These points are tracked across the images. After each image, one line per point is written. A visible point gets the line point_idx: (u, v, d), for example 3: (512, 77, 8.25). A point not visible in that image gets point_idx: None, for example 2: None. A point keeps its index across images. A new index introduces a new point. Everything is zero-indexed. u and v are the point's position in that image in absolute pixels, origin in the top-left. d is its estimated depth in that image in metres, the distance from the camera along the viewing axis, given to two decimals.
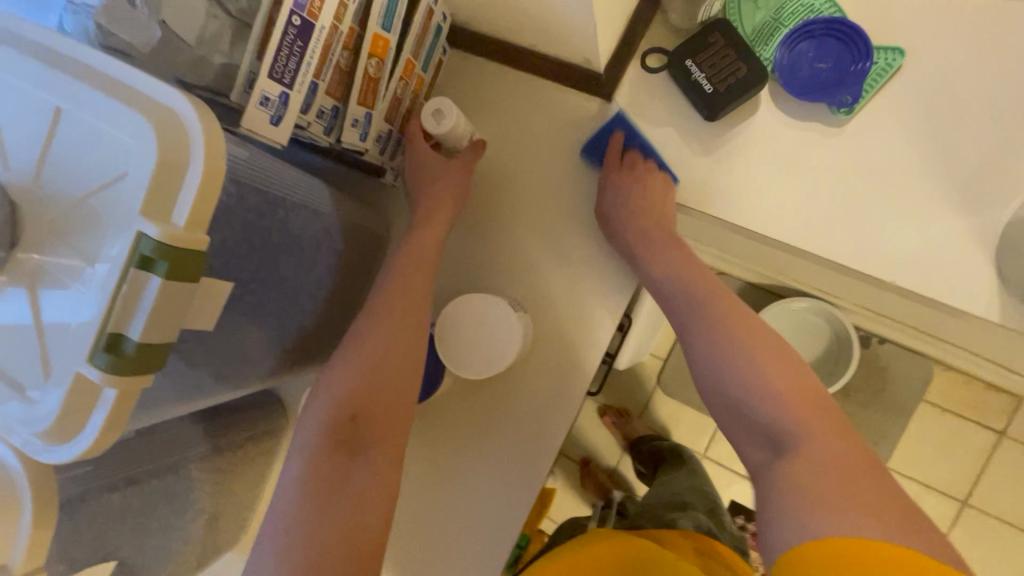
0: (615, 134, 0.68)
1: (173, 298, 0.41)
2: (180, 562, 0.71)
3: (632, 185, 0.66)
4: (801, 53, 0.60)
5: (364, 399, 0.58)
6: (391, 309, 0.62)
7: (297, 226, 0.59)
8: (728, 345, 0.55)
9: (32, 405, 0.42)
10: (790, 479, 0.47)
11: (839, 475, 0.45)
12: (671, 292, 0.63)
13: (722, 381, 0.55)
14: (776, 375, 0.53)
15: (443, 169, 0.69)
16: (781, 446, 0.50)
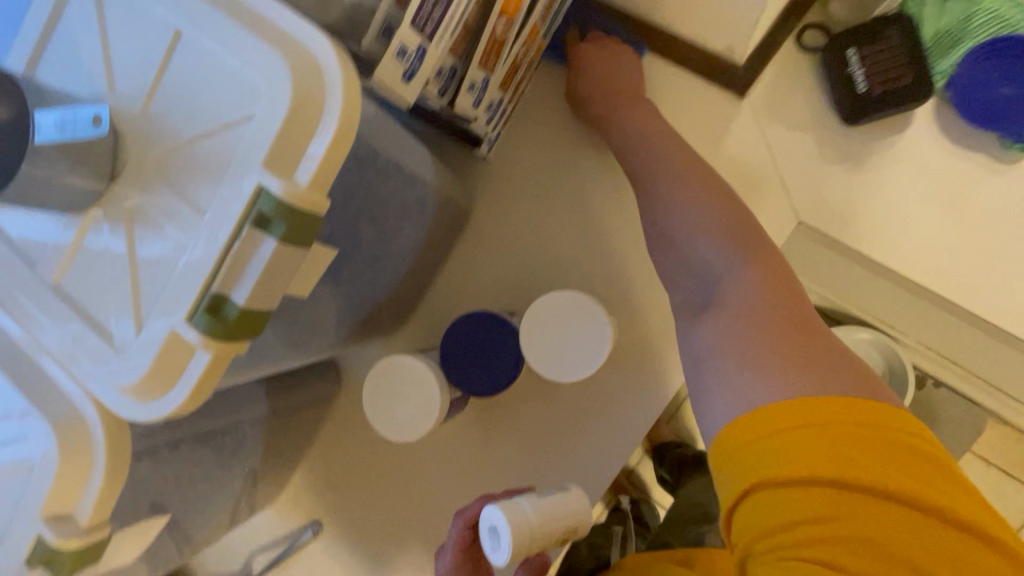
0: (587, 36, 0.63)
1: (284, 264, 0.37)
2: (219, 514, 0.70)
3: (606, 59, 0.60)
4: (986, 73, 0.53)
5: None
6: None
7: (394, 192, 0.54)
8: (700, 219, 0.52)
9: (120, 357, 0.38)
10: (718, 337, 0.46)
11: (760, 329, 0.44)
12: (634, 155, 0.58)
13: (675, 239, 0.53)
14: (761, 271, 0.48)
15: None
16: (705, 311, 0.49)
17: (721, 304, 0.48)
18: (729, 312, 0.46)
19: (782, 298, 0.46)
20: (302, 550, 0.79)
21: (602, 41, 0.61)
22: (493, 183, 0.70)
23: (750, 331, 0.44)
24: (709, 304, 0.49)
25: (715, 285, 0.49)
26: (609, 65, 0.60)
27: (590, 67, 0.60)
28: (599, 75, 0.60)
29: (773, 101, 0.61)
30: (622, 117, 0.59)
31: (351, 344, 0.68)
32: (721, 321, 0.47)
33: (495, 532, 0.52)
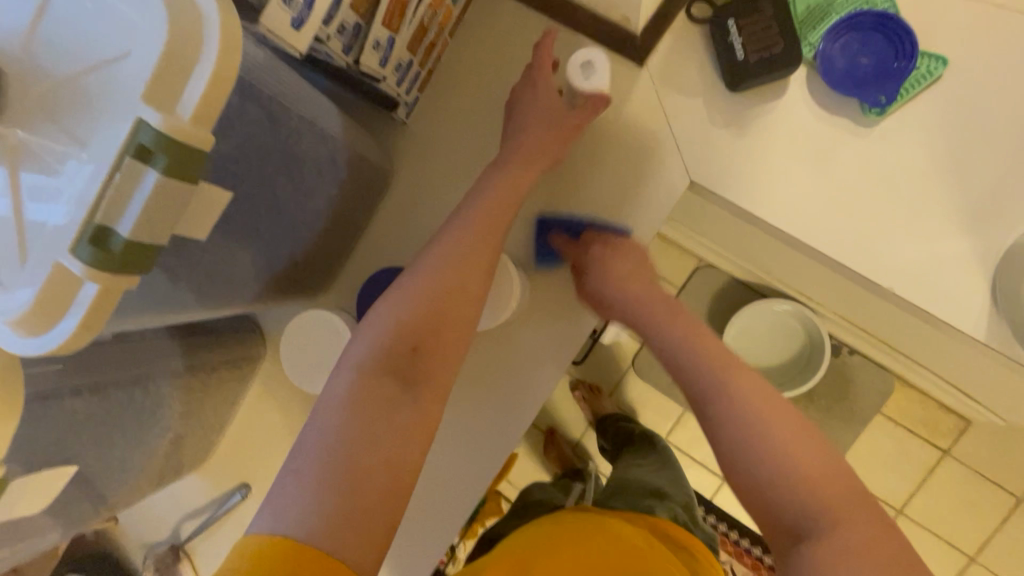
0: (553, 233, 0.69)
1: (171, 196, 0.38)
2: (140, 476, 0.70)
3: (620, 254, 0.64)
4: (845, 44, 0.60)
5: (455, 276, 0.58)
6: (488, 217, 0.61)
7: (302, 148, 0.56)
8: (771, 427, 0.50)
9: (5, 291, 0.39)
10: (821, 570, 0.44)
11: (863, 551, 0.45)
12: (687, 360, 0.57)
13: (756, 458, 0.49)
14: (815, 465, 0.49)
15: (555, 120, 0.63)
16: (808, 533, 0.47)
17: (826, 533, 0.46)
18: (838, 555, 0.44)
19: (865, 522, 0.46)
20: (230, 513, 0.79)
21: (599, 246, 0.65)
22: (413, 148, 0.73)
23: (856, 561, 0.44)
24: (802, 533, 0.47)
25: (815, 519, 0.47)
26: (630, 263, 0.64)
27: (606, 279, 0.63)
28: (617, 264, 0.63)
29: (669, 69, 0.66)
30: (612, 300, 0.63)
31: (273, 301, 0.70)
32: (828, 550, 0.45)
33: (588, 63, 0.63)
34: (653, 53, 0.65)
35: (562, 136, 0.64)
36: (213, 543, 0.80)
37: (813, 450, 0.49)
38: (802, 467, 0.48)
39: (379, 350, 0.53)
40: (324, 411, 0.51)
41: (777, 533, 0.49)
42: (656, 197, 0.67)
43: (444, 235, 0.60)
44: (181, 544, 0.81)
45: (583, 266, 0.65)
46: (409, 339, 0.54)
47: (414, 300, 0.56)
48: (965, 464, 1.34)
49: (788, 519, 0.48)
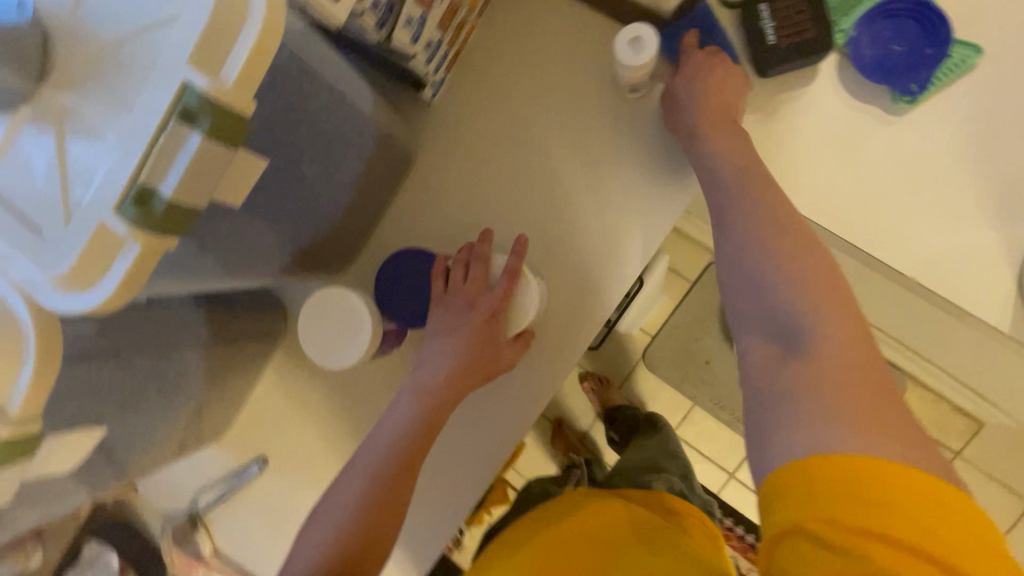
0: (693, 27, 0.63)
1: (212, 160, 0.39)
2: (161, 444, 0.71)
3: (719, 74, 0.60)
4: (878, 31, 0.60)
5: (458, 384, 0.65)
6: (489, 328, 0.66)
7: (332, 122, 0.56)
8: (784, 265, 0.50)
9: (48, 248, 0.40)
10: (801, 381, 0.44)
11: (853, 383, 0.43)
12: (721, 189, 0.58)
13: (759, 285, 0.50)
14: (814, 279, 0.48)
15: (478, 294, 0.66)
16: (795, 353, 0.46)
17: (812, 354, 0.45)
18: (820, 374, 0.44)
19: (863, 365, 0.44)
20: (247, 486, 0.81)
21: (707, 57, 0.61)
22: (437, 129, 0.73)
23: (832, 383, 0.43)
24: (796, 349, 0.46)
25: (808, 340, 0.46)
26: (715, 84, 0.60)
27: (701, 89, 0.60)
28: (709, 89, 0.60)
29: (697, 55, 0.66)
30: (692, 119, 0.61)
31: (296, 278, 0.71)
32: (812, 381, 0.44)
33: (637, 41, 0.59)
34: (682, 38, 0.65)
35: (494, 325, 0.66)
36: (230, 516, 0.82)
37: (815, 262, 0.49)
38: (802, 289, 0.48)
39: (394, 450, 0.62)
40: (351, 482, 0.62)
41: (765, 350, 0.48)
42: (680, 184, 0.67)
43: (410, 382, 0.66)
44: (198, 514, 0.82)
45: (682, 69, 0.63)
46: (412, 452, 0.62)
47: (427, 399, 0.64)
48: (976, 467, 1.33)
49: (781, 338, 0.48)
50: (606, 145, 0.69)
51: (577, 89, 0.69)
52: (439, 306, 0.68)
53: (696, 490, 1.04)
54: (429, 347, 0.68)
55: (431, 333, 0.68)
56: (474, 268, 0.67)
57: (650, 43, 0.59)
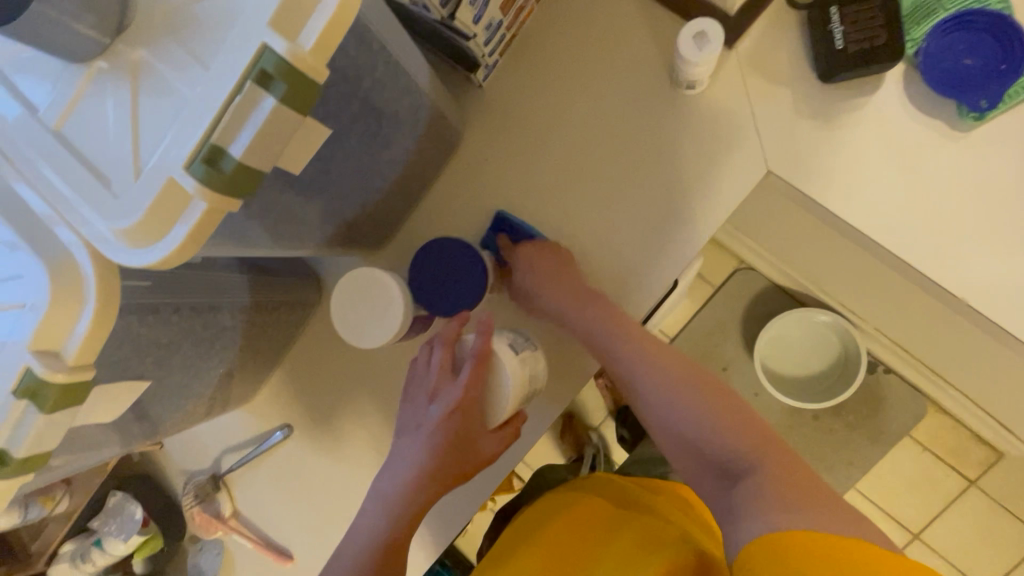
0: (501, 232, 0.72)
1: (283, 125, 0.39)
2: (193, 403, 0.73)
3: (543, 252, 0.68)
4: (952, 43, 0.58)
5: (433, 476, 0.66)
6: (458, 420, 0.64)
7: (388, 97, 0.56)
8: (699, 406, 0.58)
9: (116, 200, 0.40)
10: (749, 497, 0.49)
11: (783, 480, 0.50)
12: (643, 380, 0.62)
13: (698, 438, 0.57)
14: (717, 401, 0.58)
15: (448, 389, 0.64)
16: (738, 476, 0.53)
17: (748, 472, 0.52)
18: (759, 482, 0.50)
19: (790, 464, 0.52)
20: (269, 452, 0.82)
21: (531, 246, 0.69)
22: (484, 113, 0.73)
23: (772, 486, 0.49)
24: (731, 473, 0.54)
25: (742, 465, 0.53)
26: (557, 259, 0.68)
27: (540, 290, 0.67)
28: (546, 282, 0.67)
29: (758, 55, 0.64)
30: (563, 312, 0.66)
31: (334, 251, 0.71)
32: (755, 491, 0.49)
33: (701, 37, 0.58)
34: (744, 37, 0.64)
35: (465, 420, 0.64)
36: (252, 479, 0.83)
37: (728, 407, 0.58)
38: (721, 425, 0.56)
39: (379, 537, 0.66)
40: (343, 559, 0.67)
41: (713, 484, 0.55)
42: (728, 186, 0.66)
43: (388, 469, 0.68)
44: (220, 475, 0.84)
45: (516, 264, 0.69)
46: (396, 539, 0.66)
47: (405, 491, 0.66)
48: (990, 497, 1.31)
49: (721, 471, 0.55)
50: (655, 140, 0.68)
51: (630, 81, 0.68)
52: (413, 394, 0.68)
53: None
54: (405, 436, 0.68)
55: (405, 421, 0.69)
56: (444, 360, 0.66)
57: (715, 40, 0.58)
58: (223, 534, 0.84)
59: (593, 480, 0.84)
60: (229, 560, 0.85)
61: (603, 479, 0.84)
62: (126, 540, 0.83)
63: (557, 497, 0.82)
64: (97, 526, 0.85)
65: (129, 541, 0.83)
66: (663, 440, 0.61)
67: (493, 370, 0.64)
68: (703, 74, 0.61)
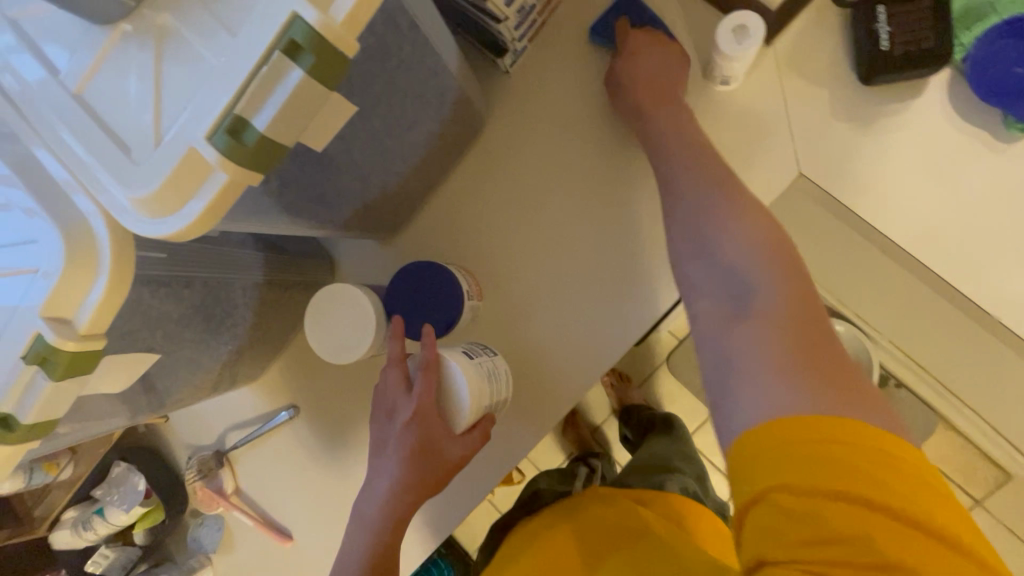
0: (625, 16, 0.66)
1: (309, 99, 0.38)
2: (200, 378, 0.72)
3: (656, 51, 0.63)
4: (1004, 49, 0.55)
5: (410, 483, 0.65)
6: (416, 428, 0.63)
7: (414, 77, 0.55)
8: (733, 234, 0.54)
9: (134, 168, 0.39)
10: (748, 346, 0.48)
11: (796, 347, 0.46)
12: (686, 205, 0.58)
13: (717, 261, 0.54)
14: (766, 241, 0.52)
15: (405, 399, 0.64)
16: (744, 315, 0.50)
17: (756, 313, 0.49)
18: (772, 341, 0.47)
19: (818, 330, 0.48)
20: (273, 431, 0.82)
21: (658, 37, 0.64)
22: (508, 99, 0.71)
23: (781, 348, 0.46)
24: (739, 309, 0.50)
25: (761, 303, 0.49)
26: (660, 57, 0.63)
27: (640, 75, 0.62)
28: (648, 84, 0.62)
29: (797, 53, 0.62)
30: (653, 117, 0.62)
31: (350, 233, 0.70)
32: (763, 340, 0.47)
33: (741, 30, 0.56)
34: (784, 34, 0.62)
35: (424, 426, 0.62)
36: (255, 457, 0.83)
37: (776, 251, 0.52)
38: (758, 267, 0.51)
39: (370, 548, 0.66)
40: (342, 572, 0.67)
41: (709, 306, 0.52)
42: (757, 188, 0.64)
43: (369, 482, 0.68)
44: (224, 452, 0.84)
45: (625, 46, 0.64)
46: (387, 545, 0.66)
47: (388, 499, 0.66)
48: (994, 518, 1.30)
49: (729, 298, 0.52)
50: (684, 136, 0.66)
51: (662, 74, 0.66)
52: (377, 413, 0.68)
53: (709, 491, 1.01)
54: (376, 449, 0.68)
55: (375, 434, 0.68)
56: (401, 371, 0.65)
57: (755, 35, 0.56)
58: (225, 510, 0.84)
59: (588, 495, 0.82)
60: (230, 536, 0.85)
61: (598, 494, 0.81)
62: (128, 511, 0.83)
63: (554, 514, 0.79)
64: (99, 495, 0.85)
65: (132, 511, 0.83)
66: (685, 272, 0.57)
67: (444, 373, 0.62)
68: (740, 70, 0.59)
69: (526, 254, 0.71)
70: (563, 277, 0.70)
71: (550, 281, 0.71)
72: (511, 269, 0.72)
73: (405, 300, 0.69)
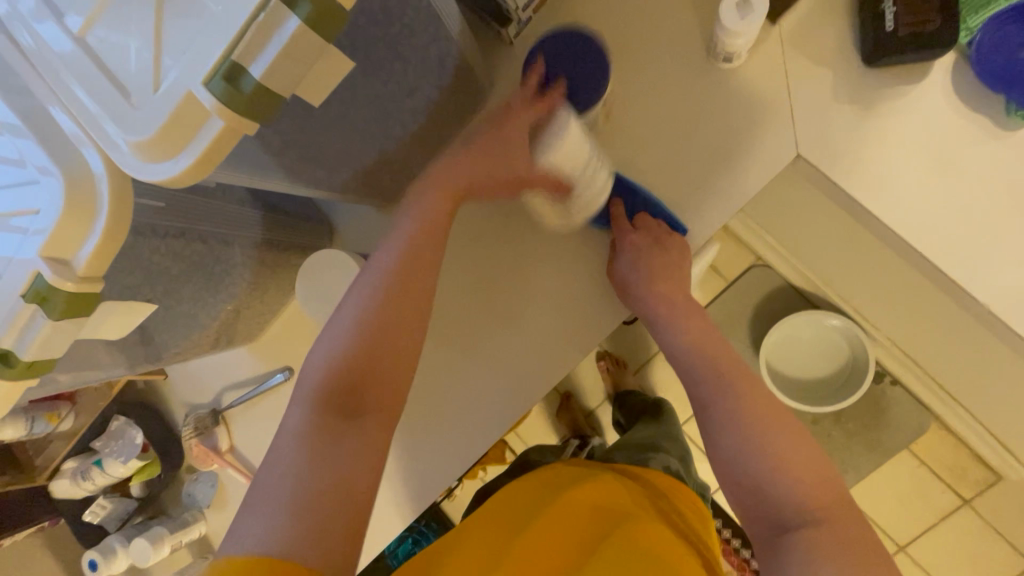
0: (615, 203, 0.67)
1: (305, 49, 0.39)
2: (197, 334, 0.74)
3: (657, 250, 0.64)
4: (1008, 36, 0.55)
5: (471, 184, 0.64)
6: (500, 145, 0.63)
7: (418, 42, 0.55)
8: (761, 430, 0.54)
9: (133, 112, 0.40)
10: (809, 558, 0.47)
11: (846, 551, 0.47)
12: (724, 422, 0.55)
13: (750, 453, 0.53)
14: (814, 484, 0.51)
15: (508, 111, 0.63)
16: (791, 527, 0.50)
17: (812, 527, 0.49)
18: (829, 546, 0.47)
19: (854, 532, 0.49)
20: (267, 392, 0.83)
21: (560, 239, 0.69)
22: (511, 71, 0.71)
23: (843, 558, 0.46)
24: (788, 527, 0.50)
25: (800, 516, 0.50)
26: (664, 262, 0.64)
27: (642, 268, 0.63)
28: (654, 273, 0.63)
29: (802, 33, 0.62)
30: (677, 318, 0.64)
31: (348, 197, 0.71)
32: (816, 543, 0.48)
33: (743, 6, 0.56)
34: (790, 13, 0.62)
35: (511, 147, 0.62)
36: (251, 417, 0.85)
37: (806, 448, 0.53)
38: (795, 463, 0.52)
39: (388, 271, 0.60)
40: (357, 293, 0.60)
41: (758, 526, 0.52)
42: (754, 168, 0.64)
43: (415, 189, 0.64)
44: (220, 410, 0.86)
45: (621, 247, 0.66)
46: (418, 250, 0.61)
47: (424, 223, 0.62)
48: (981, 518, 1.30)
49: (774, 516, 0.51)
50: (685, 114, 0.65)
51: (666, 50, 0.66)
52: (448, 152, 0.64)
53: (693, 473, 1.02)
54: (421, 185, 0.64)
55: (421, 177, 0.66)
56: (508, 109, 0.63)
57: (758, 11, 0.55)
58: (218, 467, 0.86)
59: (570, 467, 0.83)
60: (224, 492, 0.87)
61: (581, 466, 0.83)
62: (125, 463, 0.85)
63: (540, 480, 0.81)
64: (99, 446, 0.88)
65: (129, 464, 0.86)
66: (717, 473, 0.56)
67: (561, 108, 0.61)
68: (744, 46, 0.59)
69: (522, 228, 0.72)
70: (558, 249, 0.71)
71: (545, 253, 0.71)
72: (506, 240, 0.72)
73: (586, 79, 0.64)
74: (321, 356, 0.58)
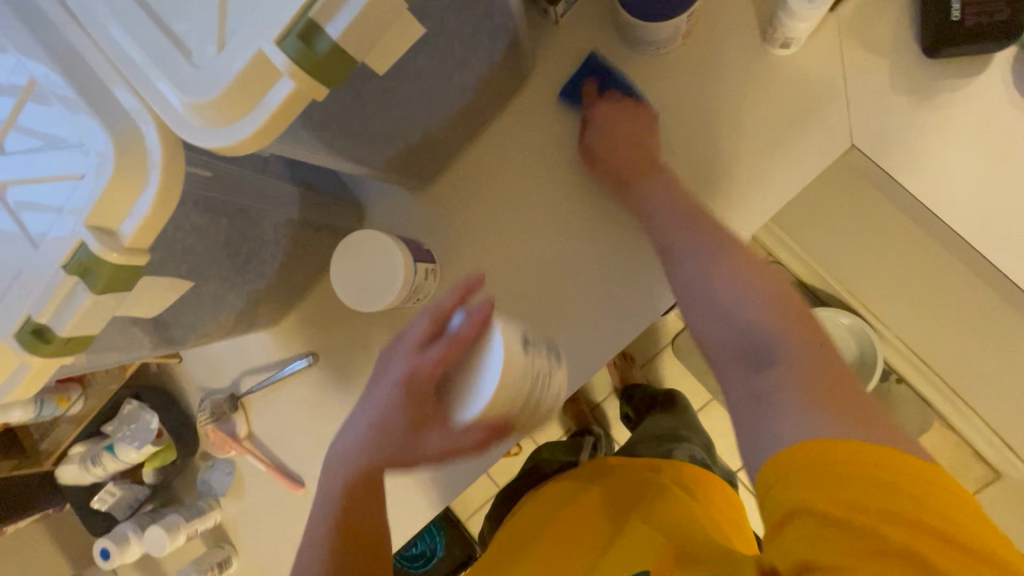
0: (591, 79, 0.67)
1: (384, 9, 0.36)
2: (220, 316, 0.71)
3: (626, 114, 0.65)
4: None
5: (411, 412, 0.57)
6: (402, 400, 0.57)
7: (474, 13, 0.53)
8: (722, 256, 0.57)
9: (192, 72, 0.38)
10: (785, 387, 0.48)
11: (814, 370, 0.48)
12: (705, 277, 0.56)
13: (712, 292, 0.55)
14: (772, 301, 0.53)
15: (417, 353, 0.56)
16: (767, 361, 0.50)
17: (781, 359, 0.49)
18: (800, 371, 0.48)
19: (822, 354, 0.49)
20: (287, 378, 0.81)
21: (624, 103, 0.65)
22: (556, 52, 0.69)
23: (807, 377, 0.48)
24: (761, 356, 0.51)
25: (772, 346, 0.51)
26: (626, 127, 0.64)
27: (613, 133, 0.64)
28: (613, 143, 0.64)
29: (858, 21, 0.61)
30: (655, 208, 0.62)
31: (383, 176, 0.68)
32: (790, 372, 0.48)
33: None
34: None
35: (419, 394, 0.56)
36: (269, 403, 0.82)
37: (771, 285, 0.54)
38: (761, 298, 0.53)
39: (350, 460, 0.62)
40: (356, 417, 0.62)
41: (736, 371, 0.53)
42: (806, 157, 0.62)
43: (376, 376, 0.61)
44: (239, 396, 0.83)
45: (593, 117, 0.67)
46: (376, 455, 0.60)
47: (365, 452, 0.60)
48: None
49: (749, 351, 0.52)
50: (735, 101, 0.64)
51: (718, 34, 0.64)
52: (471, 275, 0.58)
53: (718, 460, 1.01)
54: (372, 393, 0.61)
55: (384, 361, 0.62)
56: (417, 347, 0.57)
57: None
58: (237, 454, 0.83)
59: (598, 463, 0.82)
60: (239, 480, 0.85)
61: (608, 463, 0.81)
62: (139, 449, 0.82)
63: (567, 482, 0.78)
64: (110, 431, 0.84)
65: (143, 450, 0.82)
66: (693, 319, 0.57)
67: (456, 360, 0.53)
68: (803, 32, 0.58)
69: (560, 214, 0.70)
70: (598, 236, 0.69)
71: (584, 241, 0.70)
72: (543, 225, 0.71)
73: None
74: (335, 459, 0.64)
